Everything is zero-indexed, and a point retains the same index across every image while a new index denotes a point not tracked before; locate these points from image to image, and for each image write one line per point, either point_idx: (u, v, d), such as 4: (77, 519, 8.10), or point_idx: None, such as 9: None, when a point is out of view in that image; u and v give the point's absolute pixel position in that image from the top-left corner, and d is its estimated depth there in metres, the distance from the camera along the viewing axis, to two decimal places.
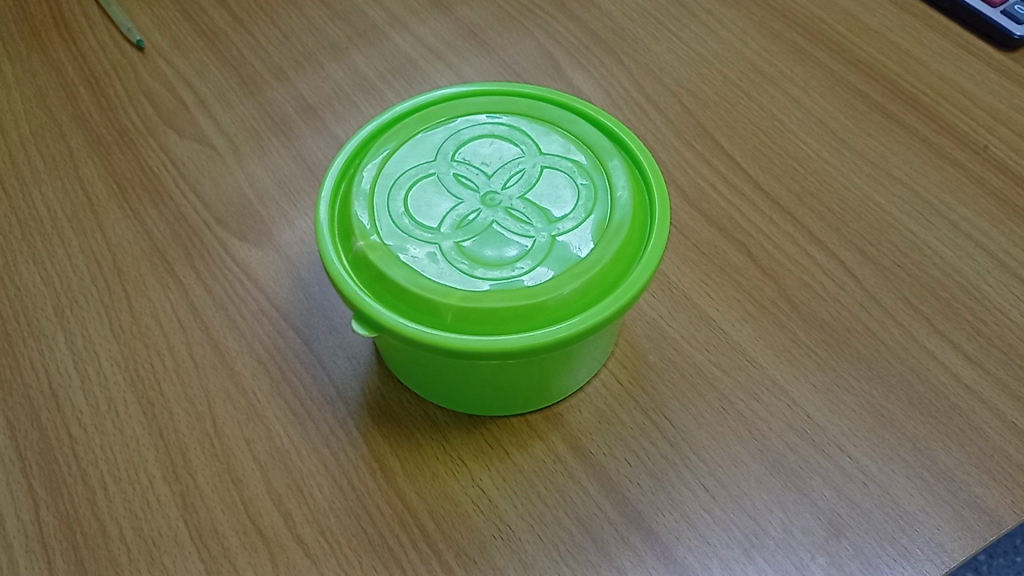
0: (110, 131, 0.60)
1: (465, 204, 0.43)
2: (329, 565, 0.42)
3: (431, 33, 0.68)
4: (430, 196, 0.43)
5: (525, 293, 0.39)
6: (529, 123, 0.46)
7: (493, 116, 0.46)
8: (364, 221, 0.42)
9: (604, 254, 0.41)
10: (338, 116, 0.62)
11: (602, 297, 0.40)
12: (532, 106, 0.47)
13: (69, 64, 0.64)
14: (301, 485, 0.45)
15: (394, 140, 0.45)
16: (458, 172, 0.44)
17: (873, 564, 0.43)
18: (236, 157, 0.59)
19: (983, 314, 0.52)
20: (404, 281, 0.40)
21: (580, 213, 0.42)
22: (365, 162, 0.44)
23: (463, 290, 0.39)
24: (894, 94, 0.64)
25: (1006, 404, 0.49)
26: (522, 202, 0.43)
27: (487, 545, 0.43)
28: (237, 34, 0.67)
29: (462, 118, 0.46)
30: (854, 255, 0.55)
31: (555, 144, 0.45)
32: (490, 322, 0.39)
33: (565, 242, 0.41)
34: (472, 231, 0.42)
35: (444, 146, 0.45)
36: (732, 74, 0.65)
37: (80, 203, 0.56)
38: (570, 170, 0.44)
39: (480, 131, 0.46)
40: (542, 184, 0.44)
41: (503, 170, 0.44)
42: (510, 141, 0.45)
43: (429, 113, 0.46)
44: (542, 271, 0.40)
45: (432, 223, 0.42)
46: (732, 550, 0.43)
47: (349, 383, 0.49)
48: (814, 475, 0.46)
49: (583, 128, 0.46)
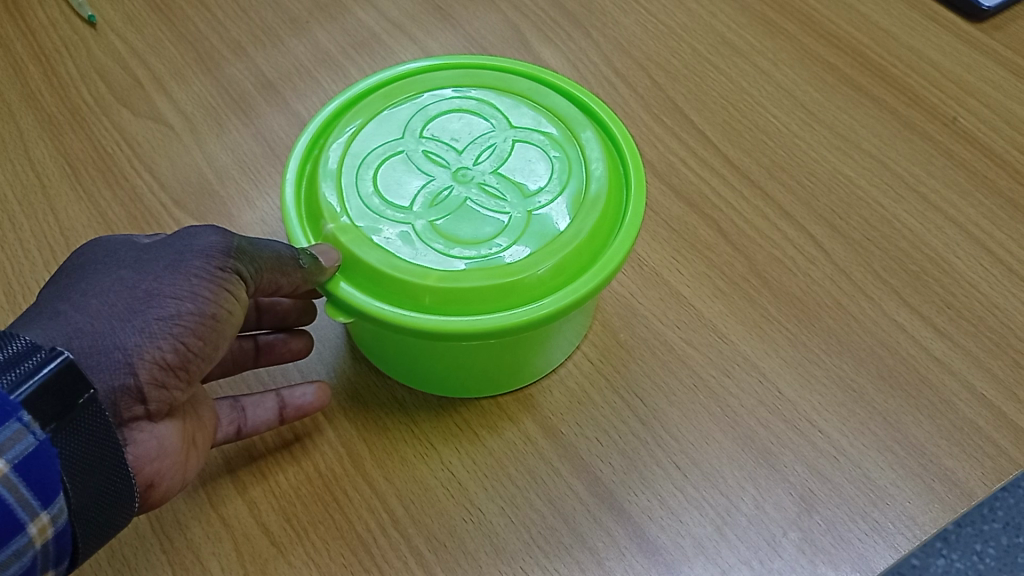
0: (62, 110, 0.58)
1: (437, 181, 0.42)
2: (295, 553, 0.41)
3: (395, 7, 0.66)
4: (401, 175, 0.42)
5: (502, 271, 0.38)
6: (495, 97, 0.45)
7: (459, 91, 0.45)
8: (333, 202, 0.40)
9: (583, 228, 0.40)
10: (299, 93, 0.60)
11: (580, 273, 0.40)
12: (500, 79, 0.46)
13: (17, 42, 0.61)
14: (266, 473, 0.44)
15: (358, 118, 0.43)
16: (428, 149, 0.43)
17: (845, 538, 0.43)
18: (195, 136, 0.57)
19: (953, 286, 0.52)
20: (378, 263, 0.38)
21: (556, 187, 0.41)
22: (331, 141, 0.43)
23: (440, 269, 0.38)
24: (864, 67, 0.63)
25: (976, 376, 0.49)
26: (497, 179, 0.42)
27: (457, 529, 0.42)
28: (194, 9, 0.64)
29: (429, 94, 0.45)
30: (824, 229, 0.55)
31: (524, 117, 0.44)
32: (470, 303, 0.38)
33: (543, 216, 0.40)
34: (445, 210, 0.41)
35: (411, 125, 0.44)
36: (701, 47, 0.64)
37: (32, 185, 0.54)
38: (542, 143, 0.43)
39: (447, 105, 0.44)
40: (516, 160, 0.43)
41: (474, 146, 0.43)
42: (480, 116, 0.44)
43: (394, 89, 0.45)
44: (519, 248, 0.39)
45: (403, 201, 0.41)
46: (705, 528, 0.43)
47: (315, 370, 0.48)
48: (786, 451, 0.46)
49: (553, 100, 0.45)
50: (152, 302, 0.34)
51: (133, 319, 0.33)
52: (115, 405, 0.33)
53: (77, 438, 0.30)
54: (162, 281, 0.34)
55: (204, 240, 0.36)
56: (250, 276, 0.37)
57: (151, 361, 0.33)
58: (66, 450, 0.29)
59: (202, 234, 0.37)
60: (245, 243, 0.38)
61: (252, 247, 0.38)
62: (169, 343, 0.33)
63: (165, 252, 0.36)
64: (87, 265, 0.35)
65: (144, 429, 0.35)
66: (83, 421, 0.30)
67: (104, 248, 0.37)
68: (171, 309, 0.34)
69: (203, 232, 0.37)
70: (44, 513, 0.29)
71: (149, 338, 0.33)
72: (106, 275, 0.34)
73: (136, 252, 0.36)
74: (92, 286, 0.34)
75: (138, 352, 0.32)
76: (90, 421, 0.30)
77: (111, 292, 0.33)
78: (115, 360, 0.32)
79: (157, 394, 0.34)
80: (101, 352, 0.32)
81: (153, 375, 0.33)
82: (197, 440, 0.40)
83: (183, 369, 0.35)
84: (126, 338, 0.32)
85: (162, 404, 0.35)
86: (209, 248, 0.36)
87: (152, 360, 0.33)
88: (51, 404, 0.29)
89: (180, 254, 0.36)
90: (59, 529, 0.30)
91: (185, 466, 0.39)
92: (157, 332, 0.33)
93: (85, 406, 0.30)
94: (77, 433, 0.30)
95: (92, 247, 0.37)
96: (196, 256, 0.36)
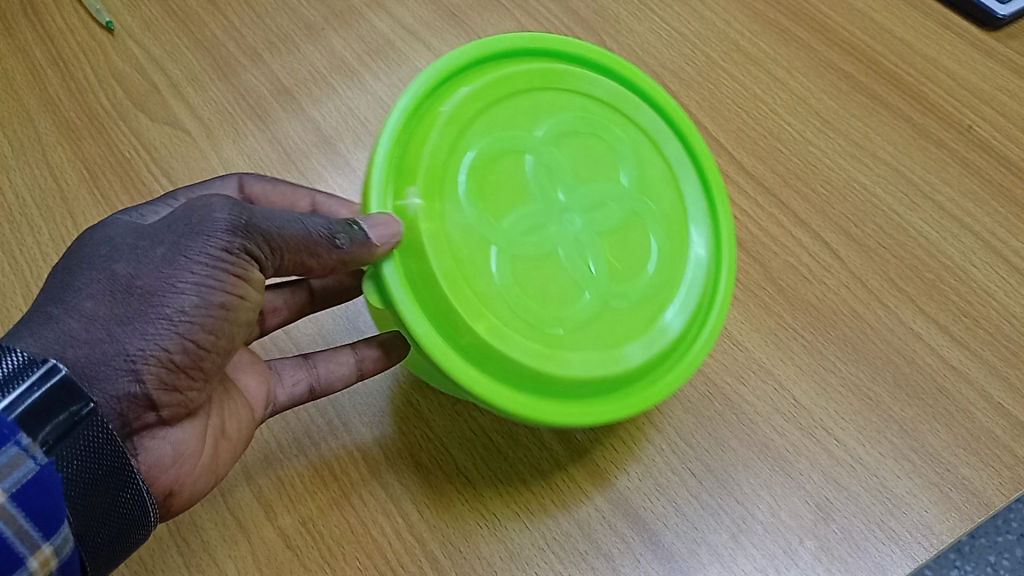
0: (80, 115, 0.58)
1: (528, 212, 0.41)
2: (311, 558, 0.42)
3: (410, 14, 0.65)
4: (501, 181, 0.41)
5: (554, 356, 0.39)
6: (635, 156, 0.45)
7: (604, 127, 0.45)
8: (429, 171, 0.38)
9: (642, 356, 0.41)
10: (315, 99, 0.61)
11: (613, 396, 0.41)
12: (648, 146, 0.46)
13: (33, 46, 0.61)
14: (282, 477, 0.44)
15: (507, 93, 0.42)
16: (538, 168, 0.42)
17: (862, 547, 0.44)
18: (211, 143, 0.58)
19: (968, 295, 0.53)
20: (444, 275, 0.37)
21: (630, 295, 0.42)
22: (464, 95, 0.41)
23: (505, 319, 0.38)
24: (880, 76, 0.62)
25: (993, 385, 0.49)
26: (590, 243, 0.42)
27: (472, 535, 0.43)
28: (209, 13, 0.64)
29: (578, 114, 0.44)
30: (839, 237, 0.55)
31: (647, 199, 0.45)
32: (506, 372, 0.38)
33: (606, 319, 0.41)
34: (535, 249, 0.41)
35: (542, 132, 0.43)
36: (716, 54, 0.63)
37: (51, 190, 0.55)
38: (641, 238, 0.44)
39: (585, 133, 0.44)
40: (615, 234, 0.43)
41: (588, 192, 0.43)
42: (603, 167, 0.44)
43: (553, 85, 0.44)
44: (579, 337, 0.40)
45: (504, 217, 0.40)
46: (720, 535, 0.44)
47: (313, 344, 0.49)
48: (801, 459, 0.46)
49: (681, 198, 0.46)
50: (154, 300, 0.33)
51: (134, 322, 0.32)
52: (120, 414, 0.32)
53: (80, 458, 0.30)
54: (160, 274, 0.33)
55: (213, 218, 0.35)
56: (269, 256, 0.36)
57: (157, 365, 0.33)
58: (68, 468, 0.30)
59: (211, 209, 0.35)
60: (262, 223, 0.36)
61: (269, 226, 0.36)
62: (175, 342, 0.33)
63: (167, 236, 0.34)
64: (77, 261, 0.34)
65: (155, 436, 0.36)
66: (83, 438, 0.30)
67: (102, 234, 0.35)
68: (174, 306, 0.33)
69: (211, 205, 0.35)
70: (47, 544, 0.30)
71: (153, 342, 0.32)
72: (98, 271, 0.33)
73: (133, 235, 0.34)
74: (84, 286, 0.32)
75: (142, 357, 0.32)
76: (93, 433, 0.31)
77: (106, 294, 0.32)
78: (117, 366, 0.32)
79: (163, 396, 0.34)
80: (101, 363, 0.31)
81: (159, 377, 0.33)
82: (226, 432, 0.40)
83: (192, 365, 0.34)
84: (129, 344, 0.32)
85: (173, 407, 0.35)
86: (216, 229, 0.34)
87: (157, 362, 0.33)
88: (48, 428, 0.29)
89: (180, 237, 0.34)
90: (64, 557, 0.31)
91: (208, 466, 0.39)
92: (161, 332, 0.33)
93: (85, 421, 0.30)
94: (81, 448, 0.30)
95: (86, 241, 0.35)
96: (197, 239, 0.34)
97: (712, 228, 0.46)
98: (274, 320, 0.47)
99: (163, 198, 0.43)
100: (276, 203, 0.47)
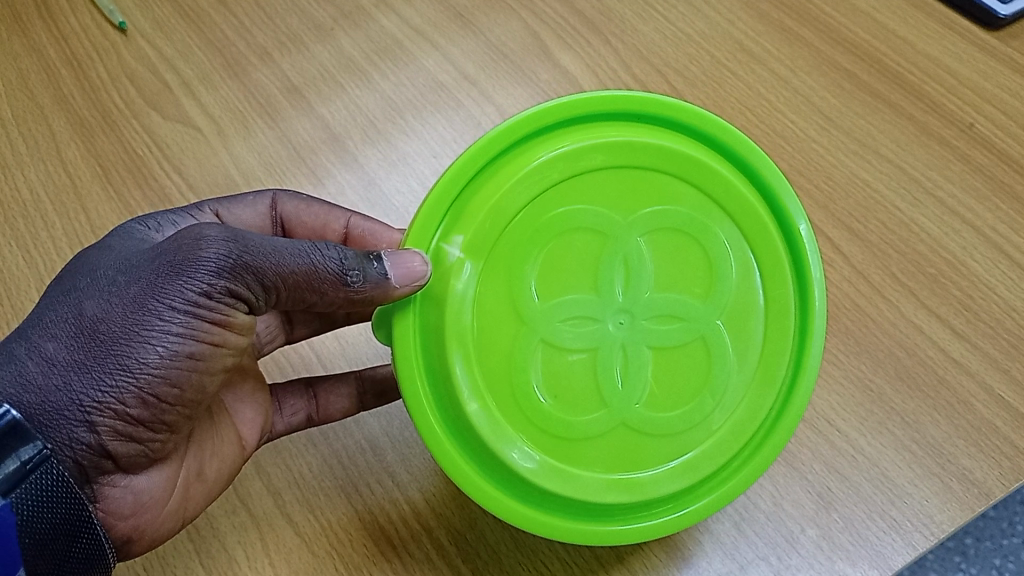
0: (94, 113, 0.59)
1: (578, 299, 0.40)
2: (318, 545, 0.44)
3: (417, 14, 0.66)
4: (559, 260, 0.40)
5: (529, 457, 0.39)
6: (734, 277, 0.41)
7: (716, 230, 0.41)
8: (481, 231, 0.38)
9: (632, 491, 0.40)
10: (324, 97, 0.61)
11: (592, 518, 0.40)
12: (765, 269, 0.42)
13: (48, 45, 0.62)
14: (291, 466, 0.47)
15: (621, 163, 0.40)
16: (608, 257, 0.40)
17: (862, 535, 0.45)
18: (222, 139, 0.59)
19: (970, 290, 0.53)
20: (452, 343, 0.38)
21: (651, 421, 0.41)
22: (563, 155, 0.39)
23: (503, 404, 0.39)
24: (882, 74, 0.62)
25: (993, 377, 0.50)
26: (634, 353, 0.41)
27: (478, 522, 0.46)
28: (220, 13, 0.64)
29: (689, 209, 0.41)
30: (842, 232, 0.55)
31: (726, 329, 0.41)
32: (478, 452, 0.39)
33: (612, 438, 0.41)
34: (568, 342, 0.40)
35: (638, 218, 0.40)
36: (719, 54, 0.64)
37: (64, 185, 0.56)
38: (694, 362, 0.41)
39: (686, 229, 0.41)
40: (668, 353, 0.41)
41: (656, 299, 0.41)
42: (688, 274, 0.41)
43: (681, 170, 0.40)
44: (569, 450, 0.40)
45: (548, 298, 0.40)
46: (723, 523, 0.46)
47: (337, 363, 0.51)
48: (804, 449, 0.48)
49: (775, 341, 0.42)
50: (115, 349, 0.34)
51: (91, 370, 0.34)
52: (76, 461, 0.34)
53: (34, 509, 0.33)
54: (125, 321, 0.34)
55: (199, 256, 0.35)
56: (261, 294, 0.37)
57: (110, 415, 0.34)
58: (23, 513, 0.32)
59: (200, 244, 0.35)
60: (262, 260, 0.36)
61: (269, 263, 0.36)
62: (131, 396, 0.35)
63: (147, 274, 0.35)
64: (61, 291, 0.36)
65: (119, 483, 0.38)
66: (33, 488, 0.33)
67: (92, 268, 0.37)
68: (135, 358, 0.34)
69: (201, 241, 0.36)
70: None
71: (108, 392, 0.34)
72: (69, 310, 0.35)
73: (116, 272, 0.36)
74: (54, 325, 0.35)
75: (95, 407, 0.34)
76: (46, 479, 0.33)
77: (70, 338, 0.34)
78: (71, 416, 0.34)
79: (120, 446, 0.36)
80: (53, 412, 0.33)
81: (112, 426, 0.35)
82: (205, 474, 0.43)
83: (153, 415, 0.36)
84: (83, 393, 0.34)
85: (132, 454, 0.37)
86: (199, 271, 0.35)
87: (111, 412, 0.34)
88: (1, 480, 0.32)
89: (157, 277, 0.35)
90: None
91: (177, 509, 0.41)
92: (117, 384, 0.34)
93: (36, 472, 0.33)
94: (34, 494, 0.33)
95: (84, 266, 0.38)
96: (176, 282, 0.35)
97: (801, 383, 0.41)
98: (270, 346, 0.49)
99: (192, 209, 0.46)
100: (307, 223, 0.49)
